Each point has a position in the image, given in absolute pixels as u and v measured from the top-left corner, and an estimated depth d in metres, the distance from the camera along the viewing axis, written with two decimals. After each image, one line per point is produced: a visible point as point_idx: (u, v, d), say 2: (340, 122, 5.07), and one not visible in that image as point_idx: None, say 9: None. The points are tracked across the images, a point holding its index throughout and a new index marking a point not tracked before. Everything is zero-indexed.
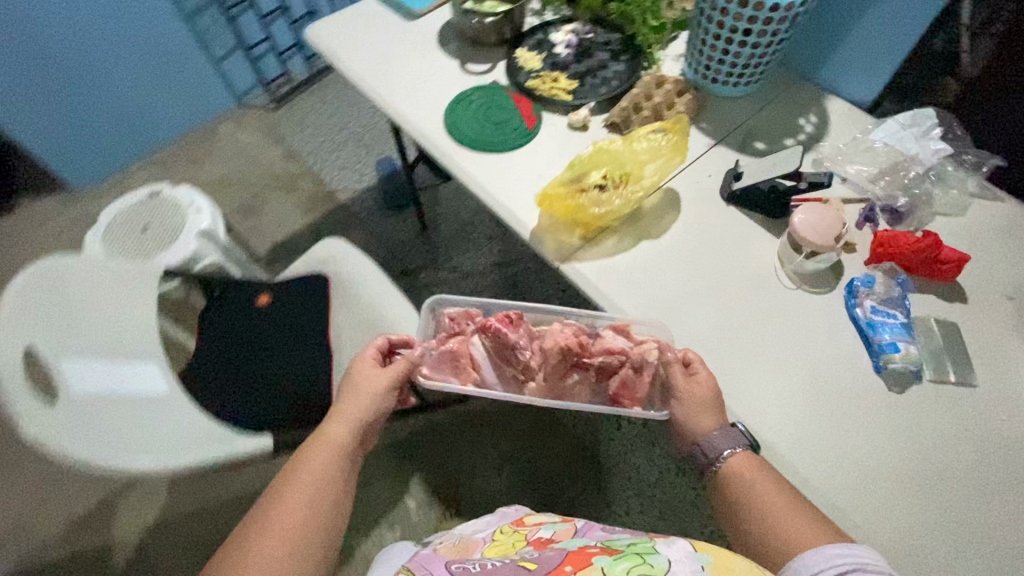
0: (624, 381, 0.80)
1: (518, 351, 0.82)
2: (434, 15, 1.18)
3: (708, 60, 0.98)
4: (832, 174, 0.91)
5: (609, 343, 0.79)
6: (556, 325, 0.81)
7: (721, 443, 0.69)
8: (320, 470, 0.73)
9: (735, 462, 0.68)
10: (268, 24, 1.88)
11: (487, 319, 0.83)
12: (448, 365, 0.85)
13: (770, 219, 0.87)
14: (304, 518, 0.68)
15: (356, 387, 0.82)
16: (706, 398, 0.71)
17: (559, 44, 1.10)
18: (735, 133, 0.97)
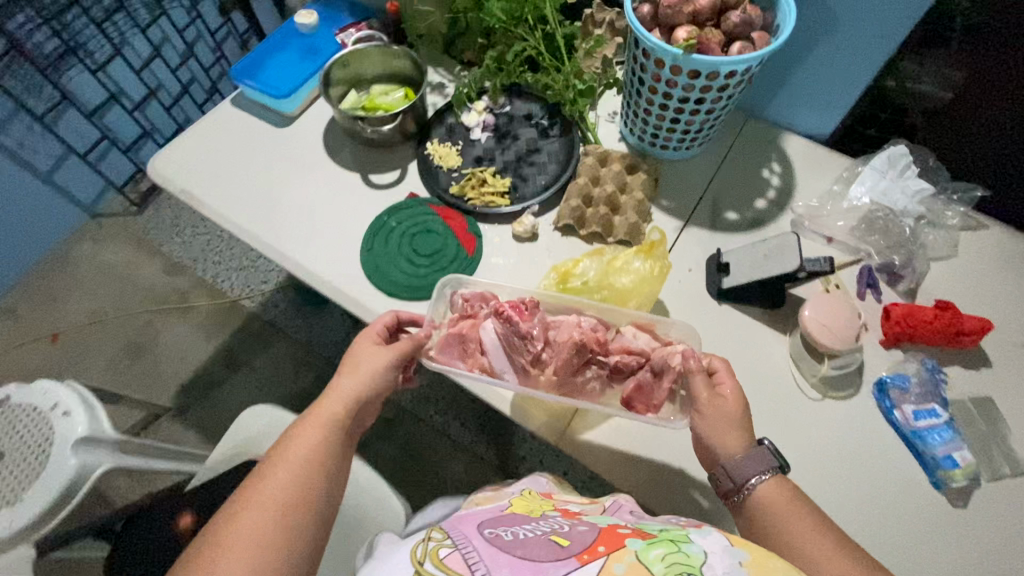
0: (639, 385, 0.69)
1: (528, 343, 0.70)
2: (312, 115, 0.95)
3: (654, 127, 0.84)
4: (815, 236, 0.82)
5: (629, 341, 0.70)
6: (571, 317, 0.72)
7: (752, 464, 0.59)
8: (307, 461, 0.58)
9: (764, 493, 0.59)
10: (97, 117, 1.49)
11: (501, 304, 0.71)
12: (456, 348, 0.71)
13: (772, 311, 0.76)
14: (284, 506, 0.53)
15: (355, 364, 0.66)
16: (730, 416, 0.62)
17: (475, 128, 0.92)
18: (702, 205, 0.85)
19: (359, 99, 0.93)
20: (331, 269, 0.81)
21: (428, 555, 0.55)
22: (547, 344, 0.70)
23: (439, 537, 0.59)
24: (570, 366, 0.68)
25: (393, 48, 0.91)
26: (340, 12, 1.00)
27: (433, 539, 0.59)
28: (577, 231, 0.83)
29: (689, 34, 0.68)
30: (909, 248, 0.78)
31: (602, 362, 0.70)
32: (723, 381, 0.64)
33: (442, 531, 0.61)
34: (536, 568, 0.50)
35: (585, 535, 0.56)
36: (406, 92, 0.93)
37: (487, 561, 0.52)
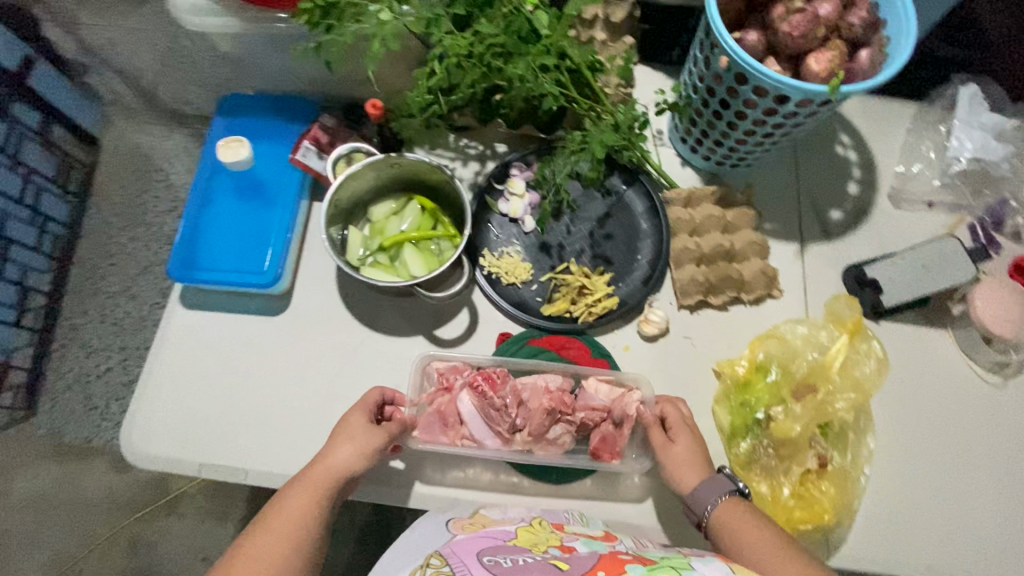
0: (601, 436, 0.61)
1: (504, 414, 0.60)
2: (310, 278, 0.69)
3: (738, 152, 0.71)
4: (916, 206, 0.77)
5: (592, 396, 0.62)
6: (539, 379, 0.62)
7: (706, 491, 0.54)
8: (297, 527, 0.49)
9: (721, 516, 0.52)
10: None
11: (474, 374, 0.61)
12: (436, 425, 0.60)
13: (925, 309, 0.72)
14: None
15: (343, 438, 0.55)
16: (691, 457, 0.57)
17: (524, 216, 0.74)
18: (804, 214, 0.76)
19: (364, 235, 0.70)
20: (462, 470, 0.64)
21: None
22: (521, 409, 0.61)
23: (436, 561, 0.46)
24: (539, 430, 0.60)
25: (387, 155, 0.65)
26: (269, 120, 0.71)
27: (431, 564, 0.46)
28: (707, 301, 0.71)
29: (828, 61, 0.54)
30: (1002, 189, 0.77)
31: (570, 419, 0.61)
32: (672, 419, 0.59)
33: (438, 556, 0.47)
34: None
35: (584, 560, 0.45)
36: (419, 202, 0.71)
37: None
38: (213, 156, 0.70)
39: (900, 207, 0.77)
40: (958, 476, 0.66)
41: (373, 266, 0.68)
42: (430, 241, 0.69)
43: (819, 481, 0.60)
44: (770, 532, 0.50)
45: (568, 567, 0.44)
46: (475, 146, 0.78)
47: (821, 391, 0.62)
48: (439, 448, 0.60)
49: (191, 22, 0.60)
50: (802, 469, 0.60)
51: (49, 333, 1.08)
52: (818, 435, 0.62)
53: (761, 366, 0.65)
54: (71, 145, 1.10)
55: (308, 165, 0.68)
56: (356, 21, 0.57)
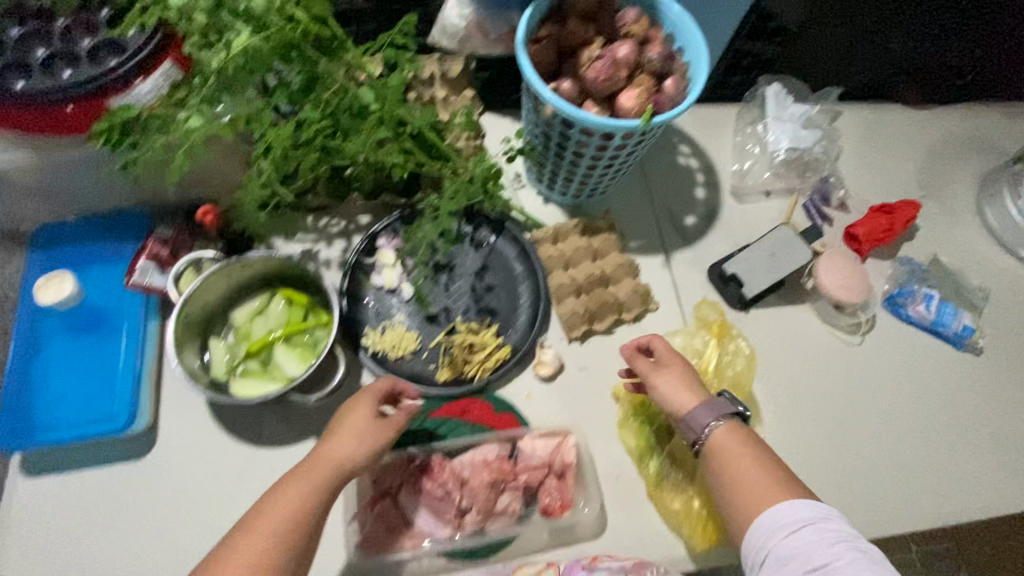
0: (548, 493, 0.61)
1: (448, 500, 0.59)
2: (175, 405, 0.63)
3: (589, 182, 0.75)
4: (756, 197, 0.85)
5: (529, 454, 0.62)
6: (475, 453, 0.61)
7: (704, 414, 0.58)
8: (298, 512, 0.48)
9: (721, 440, 0.56)
10: None
11: (409, 468, 0.60)
12: (381, 532, 0.59)
13: (783, 290, 0.79)
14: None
15: (353, 425, 0.54)
16: (681, 382, 0.61)
17: (399, 287, 0.71)
18: (663, 226, 0.81)
19: (228, 343, 0.65)
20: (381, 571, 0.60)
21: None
22: (463, 489, 0.59)
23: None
24: (487, 506, 0.59)
25: (231, 260, 0.62)
26: (96, 243, 0.66)
27: None
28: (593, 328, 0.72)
29: (638, 97, 0.58)
30: (821, 169, 0.87)
31: (515, 486, 0.60)
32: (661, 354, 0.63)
33: None
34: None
35: None
36: (282, 295, 0.67)
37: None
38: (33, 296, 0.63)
39: (744, 202, 0.84)
40: (843, 439, 0.72)
41: (245, 375, 0.64)
42: (303, 333, 0.66)
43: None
44: (762, 456, 0.55)
45: None
46: (336, 223, 0.75)
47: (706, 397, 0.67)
48: (393, 555, 0.58)
49: None
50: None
51: None
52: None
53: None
54: None
55: (148, 283, 0.62)
56: (163, 131, 0.54)
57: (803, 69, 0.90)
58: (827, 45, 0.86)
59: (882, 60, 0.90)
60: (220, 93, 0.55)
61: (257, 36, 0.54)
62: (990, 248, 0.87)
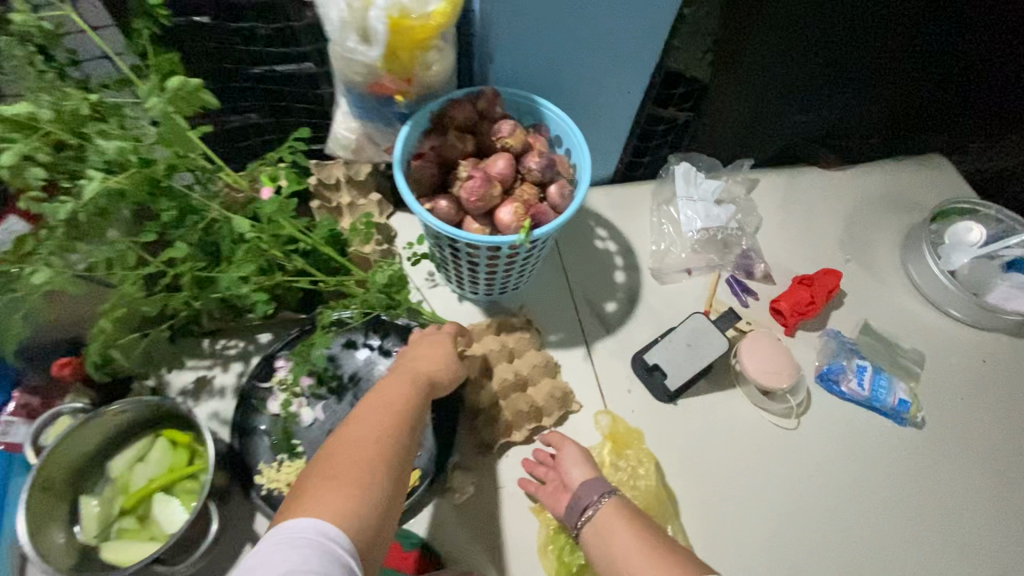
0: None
1: None
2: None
3: (495, 283, 0.72)
4: (677, 276, 0.83)
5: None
6: None
7: (591, 489, 0.59)
8: (387, 409, 0.54)
9: (604, 518, 0.56)
10: None
11: None
12: None
13: (711, 375, 0.75)
14: (373, 458, 0.50)
15: (425, 348, 0.62)
16: (573, 462, 0.63)
17: (299, 413, 0.67)
18: (583, 316, 0.78)
19: (104, 499, 0.59)
20: None
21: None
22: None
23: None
24: None
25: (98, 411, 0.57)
26: None
27: None
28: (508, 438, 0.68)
29: (517, 212, 0.56)
30: (740, 243, 0.86)
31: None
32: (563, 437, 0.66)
33: None
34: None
35: None
36: (165, 437, 0.62)
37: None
38: None
39: (665, 283, 0.83)
40: (781, 540, 0.68)
41: (119, 536, 0.58)
42: (186, 479, 0.60)
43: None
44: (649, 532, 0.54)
45: None
46: (234, 345, 0.71)
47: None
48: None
49: None
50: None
51: None
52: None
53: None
54: None
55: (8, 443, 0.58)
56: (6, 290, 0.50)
57: (710, 138, 0.88)
58: (732, 113, 0.85)
59: (784, 128, 0.90)
60: (72, 243, 0.52)
61: (108, 183, 0.51)
62: (920, 308, 0.85)
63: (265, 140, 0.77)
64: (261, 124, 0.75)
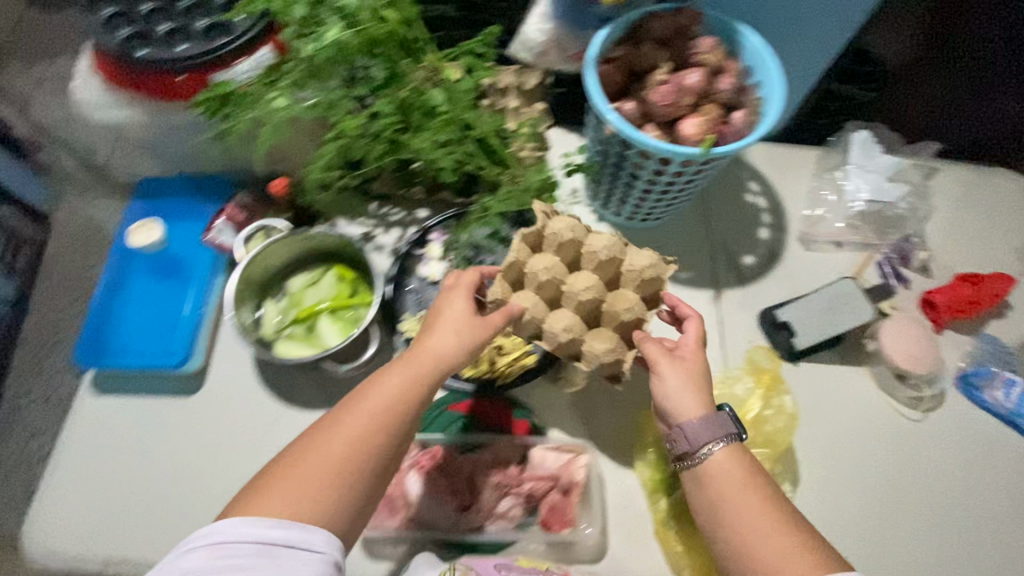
0: (549, 505, 0.60)
1: (450, 491, 0.60)
2: (227, 357, 0.68)
3: (644, 206, 0.73)
4: (826, 245, 0.81)
5: (538, 465, 0.61)
6: (484, 452, 0.61)
7: (701, 436, 0.50)
8: (382, 405, 0.46)
9: (714, 466, 0.50)
10: None
11: (416, 453, 0.61)
12: (383, 509, 0.60)
13: (840, 347, 0.73)
14: (339, 468, 0.44)
15: (437, 321, 0.51)
16: (684, 384, 0.52)
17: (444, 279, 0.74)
18: (718, 260, 0.78)
19: (280, 307, 0.70)
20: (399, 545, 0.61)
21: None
22: (468, 485, 0.61)
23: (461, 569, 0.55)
24: (486, 505, 0.59)
25: (297, 231, 0.68)
26: (184, 200, 0.73)
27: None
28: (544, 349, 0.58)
29: (700, 126, 0.57)
30: (903, 228, 0.81)
31: (517, 492, 0.60)
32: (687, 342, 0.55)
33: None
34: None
35: None
36: (337, 270, 0.72)
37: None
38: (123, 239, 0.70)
39: (811, 249, 0.80)
40: (883, 521, 0.66)
41: (288, 339, 0.68)
42: (348, 308, 0.70)
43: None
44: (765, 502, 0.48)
45: None
46: (396, 213, 0.79)
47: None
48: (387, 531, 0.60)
49: (97, 115, 0.62)
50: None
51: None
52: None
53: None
54: (16, 221, 1.30)
55: (220, 242, 0.69)
56: (251, 107, 0.59)
57: (915, 97, 0.85)
58: (965, 70, 0.81)
59: (993, 112, 0.82)
60: (307, 79, 0.61)
61: (342, 34, 0.58)
62: None
63: (456, 35, 0.82)
64: (457, 18, 0.80)
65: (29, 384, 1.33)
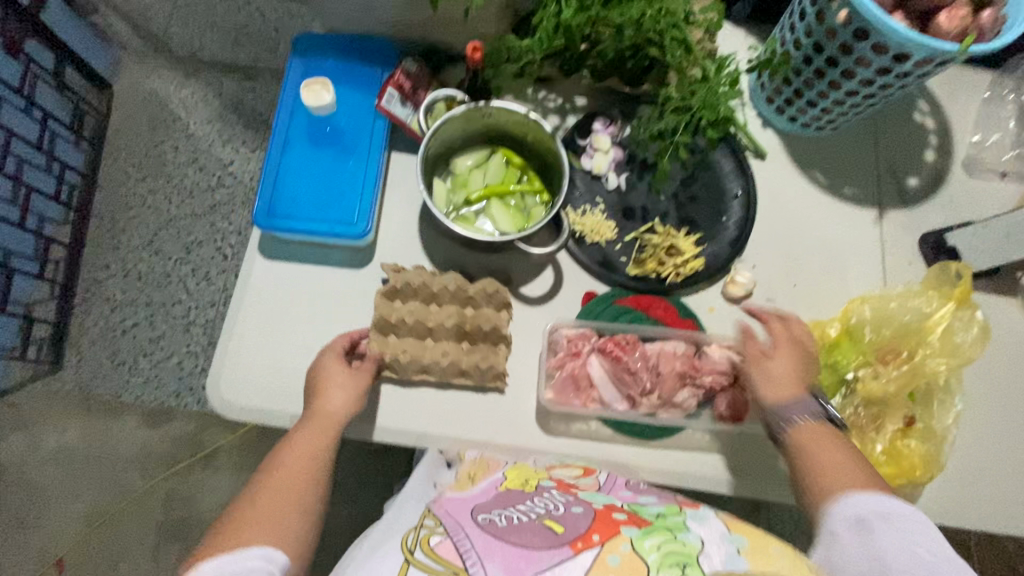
0: (728, 400, 0.62)
1: (636, 378, 0.62)
2: (393, 233, 0.68)
3: (829, 112, 0.69)
4: (990, 174, 0.78)
5: (718, 361, 0.63)
6: (665, 344, 0.63)
7: (789, 411, 0.57)
8: (282, 496, 0.50)
9: (804, 429, 0.56)
10: None
11: (604, 338, 0.63)
12: (570, 387, 0.62)
13: (1000, 277, 0.71)
14: (296, 491, 0.51)
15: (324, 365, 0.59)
16: (793, 371, 0.59)
17: (607, 174, 0.72)
18: (883, 180, 0.76)
19: (447, 188, 0.68)
20: (573, 423, 0.64)
21: (417, 543, 0.48)
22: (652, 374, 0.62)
23: (430, 522, 0.51)
24: (669, 394, 0.61)
25: (479, 105, 0.62)
26: (345, 62, 0.68)
27: (425, 526, 0.51)
28: (461, 386, 0.64)
29: (956, 19, 0.54)
30: None
31: (698, 384, 0.62)
32: (783, 338, 0.61)
33: (433, 519, 0.51)
34: (525, 557, 0.44)
35: (579, 520, 0.48)
36: (503, 154, 0.69)
37: (481, 549, 0.45)
38: (288, 98, 0.66)
39: (975, 177, 0.77)
40: None
41: (458, 221, 0.67)
42: (516, 196, 0.68)
43: (907, 439, 0.60)
44: (849, 458, 0.54)
45: (559, 529, 0.47)
46: (555, 99, 0.75)
47: (912, 354, 0.61)
48: (572, 410, 0.62)
49: None
50: (891, 426, 0.60)
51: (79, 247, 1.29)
52: (907, 397, 0.61)
53: (854, 330, 0.64)
54: (84, 87, 1.28)
55: (392, 112, 0.65)
56: None
57: None
58: None
59: None
60: None
61: None
62: None
63: None
64: None
65: (106, 259, 1.30)
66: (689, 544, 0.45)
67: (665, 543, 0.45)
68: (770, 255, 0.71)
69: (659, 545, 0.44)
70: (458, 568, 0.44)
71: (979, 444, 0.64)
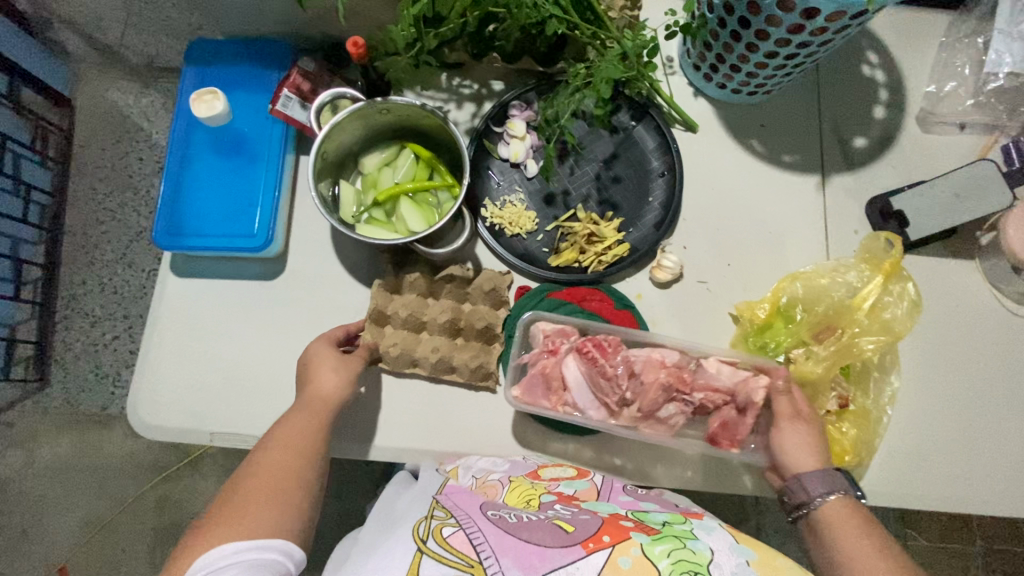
0: (720, 420, 0.59)
1: (614, 385, 0.58)
2: (304, 240, 0.66)
3: (756, 76, 0.64)
4: (947, 127, 0.72)
5: (712, 375, 0.59)
6: (653, 352, 0.59)
7: (815, 482, 0.52)
8: (271, 482, 0.48)
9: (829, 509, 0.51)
10: None
11: (584, 339, 0.59)
12: (539, 386, 0.59)
13: (952, 241, 0.66)
14: (277, 482, 0.48)
15: None
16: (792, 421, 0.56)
17: (526, 161, 0.69)
18: (826, 143, 0.71)
19: (357, 189, 0.66)
20: (495, 420, 0.63)
21: (430, 532, 0.44)
22: (632, 381, 0.59)
23: (441, 513, 0.46)
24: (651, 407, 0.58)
25: (373, 101, 0.59)
26: (241, 68, 0.66)
27: (434, 516, 0.46)
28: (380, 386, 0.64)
29: None
30: None
31: (686, 399, 0.58)
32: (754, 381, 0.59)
33: (442, 508, 0.47)
34: (539, 553, 0.41)
35: (588, 523, 0.46)
36: (411, 149, 0.66)
37: (495, 545, 0.42)
38: (184, 112, 0.64)
39: (930, 131, 0.71)
40: (979, 418, 0.61)
41: (370, 224, 0.65)
42: (428, 193, 0.65)
43: (840, 423, 0.59)
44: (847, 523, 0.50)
45: (570, 529, 0.45)
46: (470, 85, 0.71)
47: (844, 332, 0.59)
48: (539, 411, 0.59)
49: None
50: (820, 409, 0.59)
51: (53, 265, 1.30)
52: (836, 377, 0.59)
53: (785, 310, 0.62)
54: (43, 106, 1.25)
55: (290, 116, 0.62)
56: None
57: None
58: None
59: None
60: None
61: None
62: None
63: None
64: None
65: (81, 275, 1.31)
66: (700, 553, 0.42)
67: (677, 550, 0.42)
68: (701, 234, 0.67)
69: (671, 550, 0.42)
70: (473, 562, 0.40)
71: (916, 419, 0.61)
